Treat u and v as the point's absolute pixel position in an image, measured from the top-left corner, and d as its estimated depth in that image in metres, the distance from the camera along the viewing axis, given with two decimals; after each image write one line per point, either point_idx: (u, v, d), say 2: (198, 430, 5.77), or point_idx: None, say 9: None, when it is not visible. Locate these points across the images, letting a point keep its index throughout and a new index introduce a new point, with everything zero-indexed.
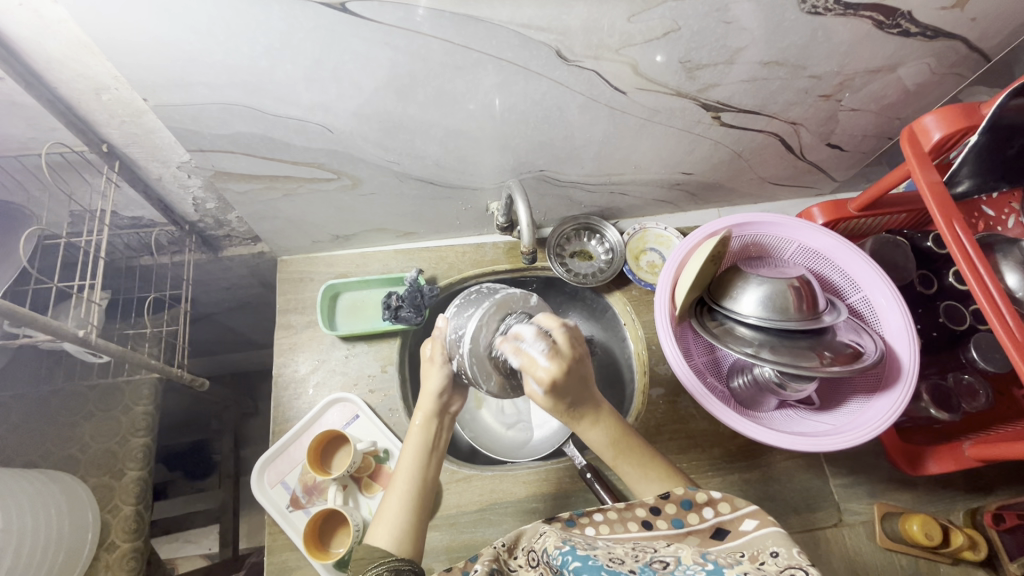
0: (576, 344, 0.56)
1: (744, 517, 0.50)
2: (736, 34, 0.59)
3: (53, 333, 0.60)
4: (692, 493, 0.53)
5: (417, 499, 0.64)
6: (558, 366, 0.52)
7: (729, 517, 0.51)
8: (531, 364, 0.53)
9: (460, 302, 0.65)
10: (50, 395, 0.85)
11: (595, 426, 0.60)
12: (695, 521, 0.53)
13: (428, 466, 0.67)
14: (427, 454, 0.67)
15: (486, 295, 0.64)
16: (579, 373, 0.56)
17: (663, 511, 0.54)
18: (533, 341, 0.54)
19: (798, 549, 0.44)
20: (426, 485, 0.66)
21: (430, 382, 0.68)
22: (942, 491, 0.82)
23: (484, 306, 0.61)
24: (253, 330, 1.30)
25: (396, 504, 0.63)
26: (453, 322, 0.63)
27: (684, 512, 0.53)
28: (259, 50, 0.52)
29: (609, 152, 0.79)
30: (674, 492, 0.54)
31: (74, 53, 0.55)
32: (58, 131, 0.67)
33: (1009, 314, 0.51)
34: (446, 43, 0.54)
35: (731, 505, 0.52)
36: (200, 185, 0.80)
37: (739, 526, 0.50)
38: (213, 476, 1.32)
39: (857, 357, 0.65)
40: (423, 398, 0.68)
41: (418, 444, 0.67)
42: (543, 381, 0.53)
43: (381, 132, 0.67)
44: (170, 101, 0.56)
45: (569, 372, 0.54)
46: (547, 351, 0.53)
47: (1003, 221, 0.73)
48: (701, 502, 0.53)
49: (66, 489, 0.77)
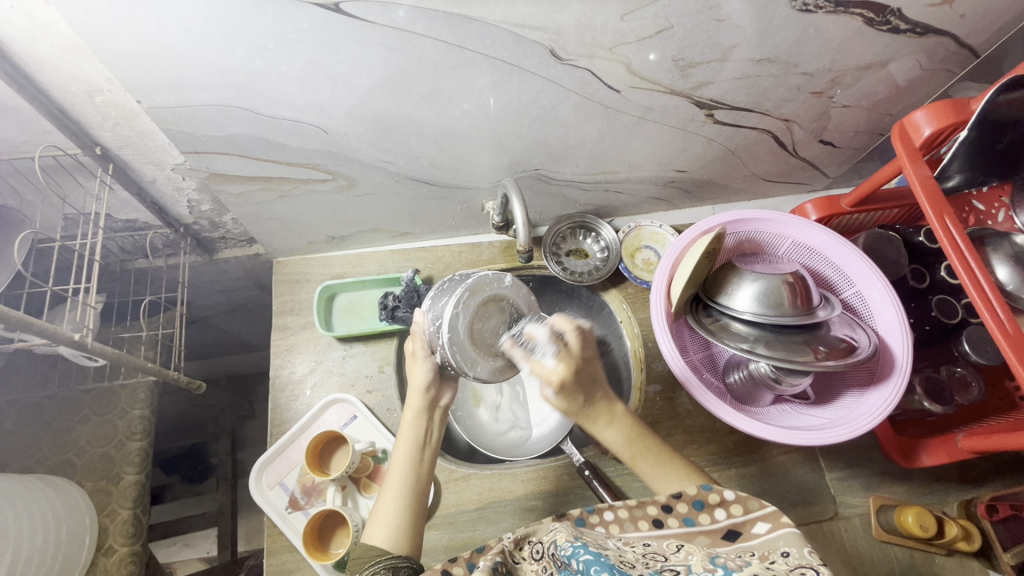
0: (586, 345, 0.61)
1: (756, 520, 0.51)
2: (729, 32, 0.60)
3: (48, 336, 0.60)
4: (705, 494, 0.53)
5: (411, 494, 0.64)
6: (565, 367, 0.58)
7: (741, 520, 0.52)
8: (538, 368, 0.58)
9: (435, 293, 0.65)
10: (45, 400, 0.85)
11: (610, 424, 0.62)
12: (706, 521, 0.53)
13: (421, 461, 0.66)
14: (420, 449, 0.67)
15: (458, 281, 0.64)
16: (588, 372, 0.61)
17: (674, 509, 0.54)
18: (543, 343, 0.59)
19: (809, 549, 0.45)
20: (420, 480, 0.65)
21: (417, 378, 0.68)
22: (937, 483, 0.83)
23: (457, 292, 0.60)
24: (248, 332, 1.29)
25: (393, 499, 0.63)
26: (430, 315, 0.64)
27: (696, 512, 0.53)
28: (253, 51, 0.52)
29: (604, 150, 0.79)
30: (686, 492, 0.54)
31: (66, 56, 0.55)
32: (51, 134, 0.66)
33: (998, 306, 0.52)
34: (440, 42, 0.55)
35: (743, 508, 0.53)
36: (195, 187, 0.79)
37: (751, 529, 0.51)
38: (212, 479, 1.31)
39: (851, 352, 0.65)
40: (412, 394, 0.68)
41: (410, 441, 0.67)
42: (552, 381, 0.58)
43: (376, 132, 0.67)
44: (164, 103, 0.56)
45: (576, 372, 0.59)
46: (555, 354, 0.58)
47: (993, 215, 0.75)
48: (714, 503, 0.53)
49: (62, 495, 0.77)
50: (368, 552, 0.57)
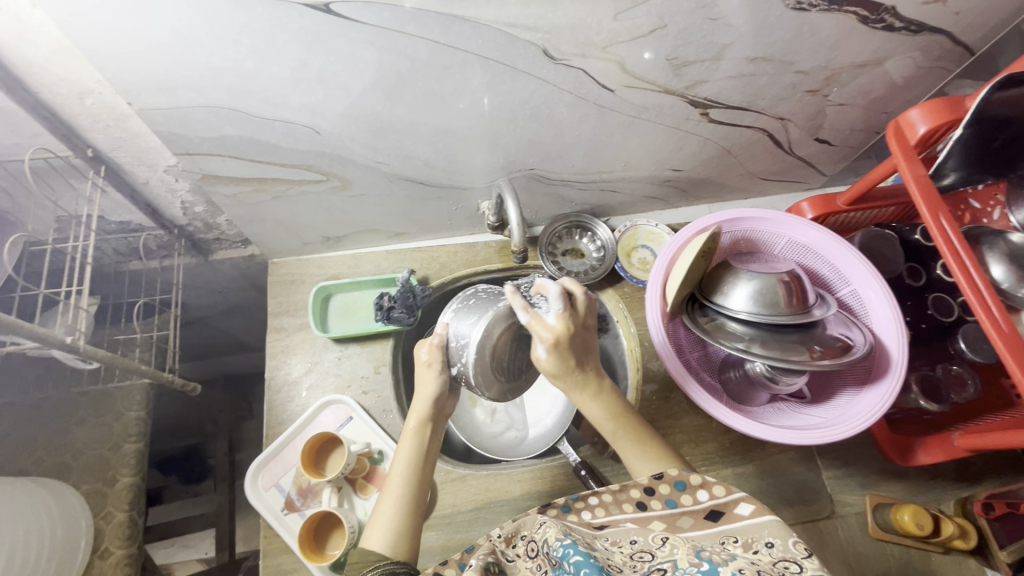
0: (587, 312, 0.61)
1: (739, 501, 0.51)
2: (723, 30, 0.60)
3: (41, 339, 0.60)
4: (686, 476, 0.54)
5: (412, 499, 0.64)
6: (564, 327, 0.58)
7: (724, 500, 0.51)
8: (538, 324, 0.58)
9: (457, 307, 0.64)
10: (40, 402, 0.84)
11: (595, 399, 0.63)
12: (688, 502, 0.53)
13: (424, 467, 0.67)
14: (422, 457, 0.67)
15: (487, 301, 0.63)
16: (582, 339, 0.61)
17: (657, 491, 0.54)
18: (549, 299, 0.59)
19: (795, 541, 0.44)
20: (420, 486, 0.66)
21: (426, 387, 0.68)
22: (933, 481, 0.83)
23: (487, 316, 0.61)
24: (245, 332, 1.29)
25: (394, 503, 0.63)
26: (454, 330, 0.64)
27: (678, 493, 0.54)
28: (243, 52, 0.52)
29: (599, 150, 0.79)
30: (668, 474, 0.54)
31: (55, 57, 0.55)
32: (41, 137, 0.66)
33: (994, 305, 0.51)
34: (432, 43, 0.54)
35: (726, 488, 0.52)
36: (188, 189, 0.79)
37: (734, 510, 0.51)
38: (209, 480, 1.31)
39: (847, 350, 0.65)
40: (419, 402, 0.68)
41: (412, 448, 0.67)
42: (548, 336, 0.58)
43: (369, 133, 0.66)
44: (155, 104, 0.56)
45: (574, 334, 0.59)
46: (559, 312, 0.59)
47: (989, 213, 0.74)
48: (695, 484, 0.54)
49: (57, 498, 0.77)
50: (369, 557, 0.57)
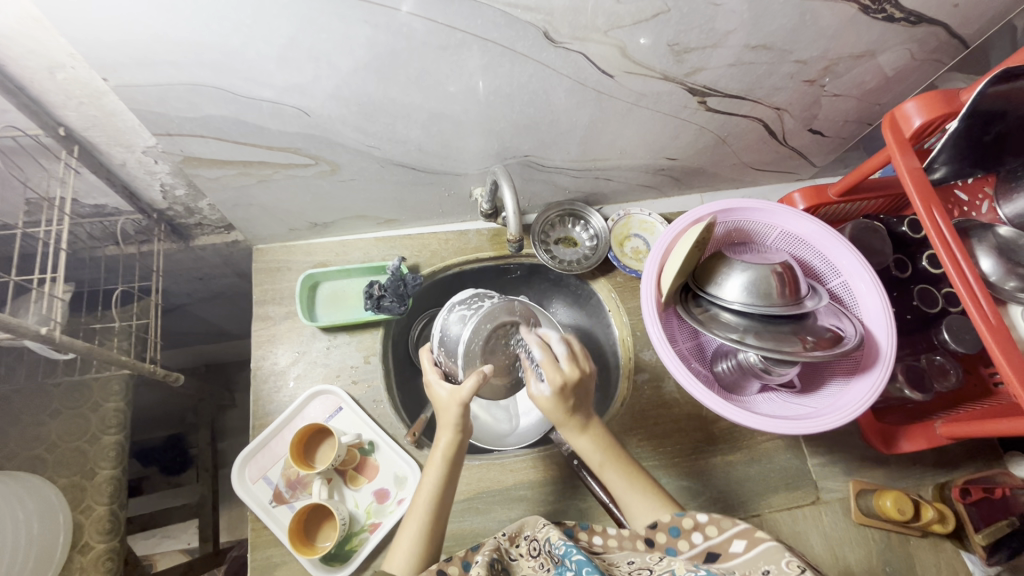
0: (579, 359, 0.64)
1: (733, 538, 0.51)
2: (725, 17, 0.58)
3: (12, 330, 0.56)
4: (679, 520, 0.53)
5: (433, 523, 0.61)
6: (570, 372, 0.61)
7: (718, 540, 0.52)
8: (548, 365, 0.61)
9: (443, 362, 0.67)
10: (11, 394, 0.81)
11: (583, 432, 0.64)
12: (685, 548, 0.53)
13: (448, 494, 0.63)
14: (444, 487, 0.63)
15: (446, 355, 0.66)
16: (585, 386, 0.63)
17: (656, 542, 0.54)
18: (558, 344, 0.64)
19: (787, 562, 0.44)
20: (444, 510, 0.62)
21: (450, 416, 0.63)
22: (912, 467, 0.86)
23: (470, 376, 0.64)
24: (229, 320, 1.26)
25: (412, 530, 0.61)
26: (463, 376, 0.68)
27: (674, 539, 0.53)
28: (228, 27, 0.49)
29: (596, 137, 0.78)
30: (661, 522, 0.54)
31: (22, 27, 0.51)
32: (9, 112, 0.62)
33: (983, 299, 0.52)
34: (430, 22, 0.52)
35: (718, 527, 0.52)
36: (169, 171, 0.76)
37: (729, 548, 0.51)
38: (190, 470, 1.29)
39: (838, 341, 0.66)
40: (444, 433, 0.63)
41: (435, 481, 0.63)
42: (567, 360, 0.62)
43: (360, 115, 0.64)
44: (132, 81, 0.53)
45: (578, 382, 0.62)
46: (566, 357, 0.62)
47: (978, 206, 0.76)
48: (688, 527, 0.53)
49: (31, 492, 0.74)
50: None
